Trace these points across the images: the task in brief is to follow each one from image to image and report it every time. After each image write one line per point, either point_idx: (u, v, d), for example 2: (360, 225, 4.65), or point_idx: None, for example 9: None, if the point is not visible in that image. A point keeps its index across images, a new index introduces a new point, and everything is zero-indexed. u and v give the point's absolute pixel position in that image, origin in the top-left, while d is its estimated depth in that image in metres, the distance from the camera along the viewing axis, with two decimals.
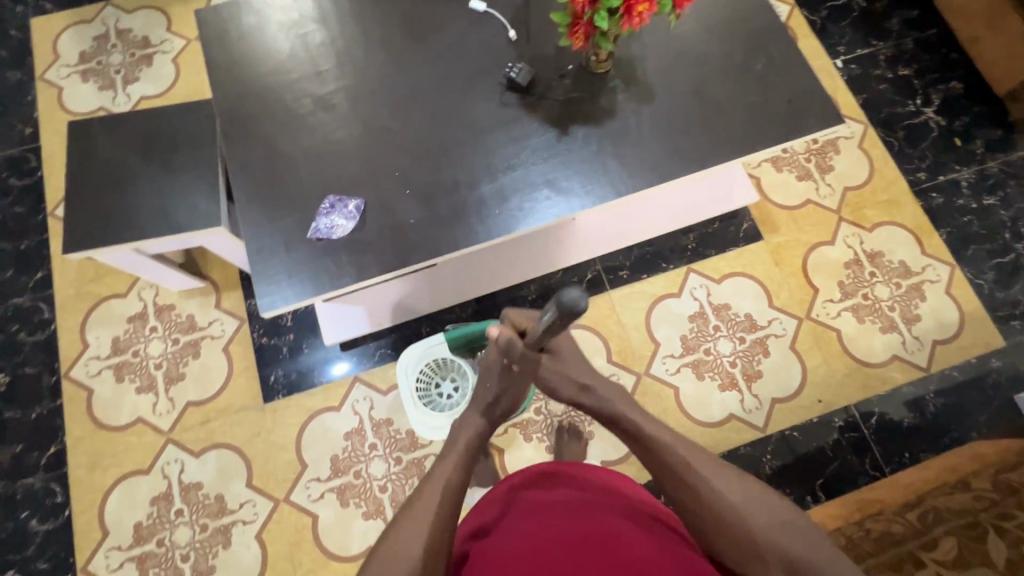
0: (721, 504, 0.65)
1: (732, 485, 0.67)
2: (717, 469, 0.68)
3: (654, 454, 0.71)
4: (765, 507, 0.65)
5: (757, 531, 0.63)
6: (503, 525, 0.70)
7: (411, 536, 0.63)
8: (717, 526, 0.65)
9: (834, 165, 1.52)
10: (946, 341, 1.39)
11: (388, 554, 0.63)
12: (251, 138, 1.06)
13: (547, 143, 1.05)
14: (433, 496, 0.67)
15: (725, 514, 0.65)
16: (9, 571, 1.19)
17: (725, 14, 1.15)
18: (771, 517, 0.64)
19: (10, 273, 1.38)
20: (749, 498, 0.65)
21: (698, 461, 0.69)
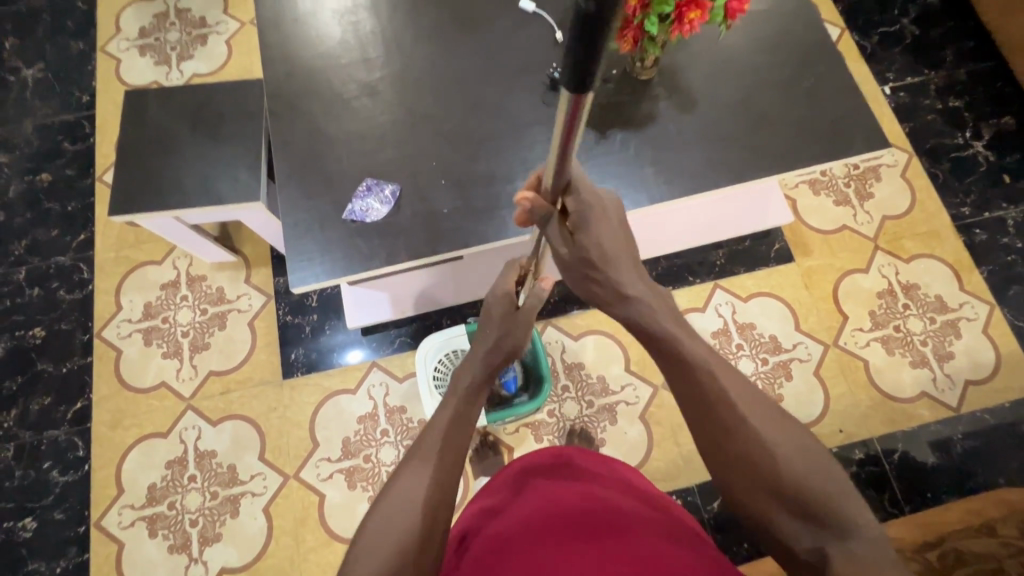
0: (754, 440, 0.58)
1: (767, 423, 0.59)
2: (754, 407, 0.60)
3: (695, 384, 0.62)
4: (798, 455, 0.57)
5: (786, 473, 0.56)
6: (511, 509, 0.69)
7: (420, 479, 0.61)
8: (751, 468, 0.58)
9: (874, 192, 1.49)
10: (980, 382, 1.34)
11: (390, 506, 0.60)
12: (297, 118, 1.09)
13: (585, 144, 1.06)
14: (439, 438, 0.65)
15: (754, 450, 0.58)
16: (27, 518, 1.23)
17: (777, 29, 1.14)
18: (820, 474, 0.55)
19: (56, 233, 1.44)
20: (794, 448, 0.57)
21: (736, 394, 0.61)
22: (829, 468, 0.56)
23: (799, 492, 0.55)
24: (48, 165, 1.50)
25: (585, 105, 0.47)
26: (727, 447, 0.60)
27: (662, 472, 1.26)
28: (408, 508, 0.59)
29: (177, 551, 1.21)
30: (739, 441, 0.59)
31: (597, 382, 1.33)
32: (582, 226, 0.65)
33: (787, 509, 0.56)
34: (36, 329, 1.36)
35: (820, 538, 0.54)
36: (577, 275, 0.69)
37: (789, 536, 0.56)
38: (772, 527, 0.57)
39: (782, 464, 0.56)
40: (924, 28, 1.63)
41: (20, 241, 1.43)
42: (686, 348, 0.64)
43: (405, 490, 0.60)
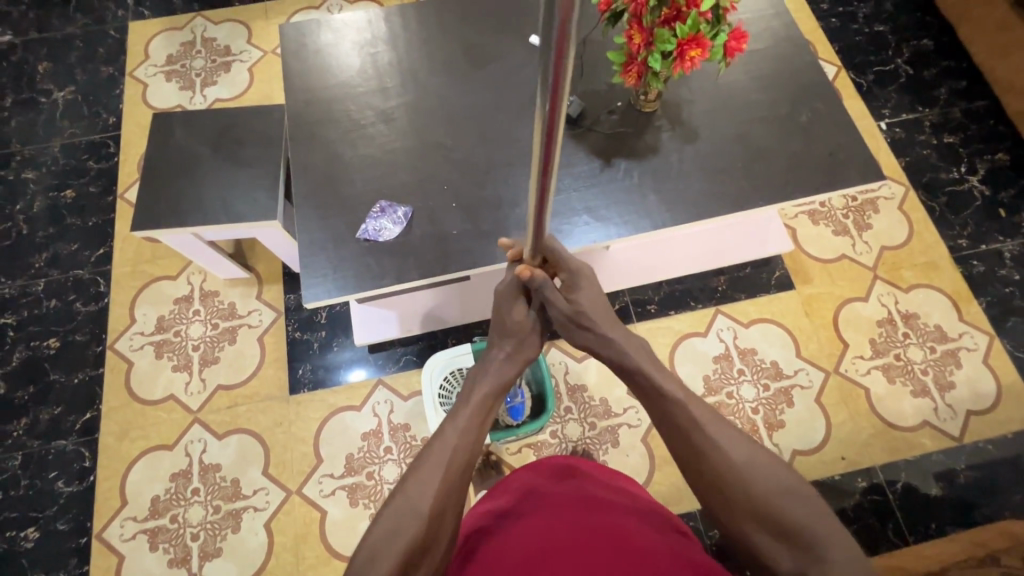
0: (722, 464, 0.61)
1: (736, 445, 0.63)
2: (722, 431, 0.64)
3: (668, 412, 0.68)
4: (771, 475, 0.60)
5: (757, 496, 0.59)
6: (514, 510, 0.70)
7: (424, 491, 0.62)
8: (724, 491, 0.61)
9: (872, 224, 1.53)
10: (982, 412, 1.35)
11: (397, 509, 0.61)
12: (315, 142, 1.14)
13: (591, 172, 1.10)
14: (446, 451, 0.66)
15: (722, 473, 0.61)
16: (30, 528, 1.24)
17: (775, 67, 1.19)
18: (791, 496, 0.58)
19: (76, 247, 1.48)
20: (767, 471, 0.60)
21: (707, 420, 0.65)
22: (802, 491, 0.58)
23: (772, 514, 0.58)
24: (72, 182, 1.55)
25: (566, 85, 0.43)
26: (701, 471, 0.63)
27: (663, 496, 1.26)
28: (412, 519, 0.60)
29: (177, 565, 1.21)
30: (711, 465, 0.62)
31: (599, 405, 1.34)
32: (572, 286, 0.80)
33: (763, 530, 0.58)
34: (51, 339, 1.39)
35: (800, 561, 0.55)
36: (570, 330, 0.80)
37: (770, 559, 0.57)
38: (755, 550, 0.58)
39: (753, 487, 0.59)
40: (917, 68, 1.70)
41: (41, 254, 1.48)
42: (657, 379, 0.71)
43: (410, 500, 0.61)
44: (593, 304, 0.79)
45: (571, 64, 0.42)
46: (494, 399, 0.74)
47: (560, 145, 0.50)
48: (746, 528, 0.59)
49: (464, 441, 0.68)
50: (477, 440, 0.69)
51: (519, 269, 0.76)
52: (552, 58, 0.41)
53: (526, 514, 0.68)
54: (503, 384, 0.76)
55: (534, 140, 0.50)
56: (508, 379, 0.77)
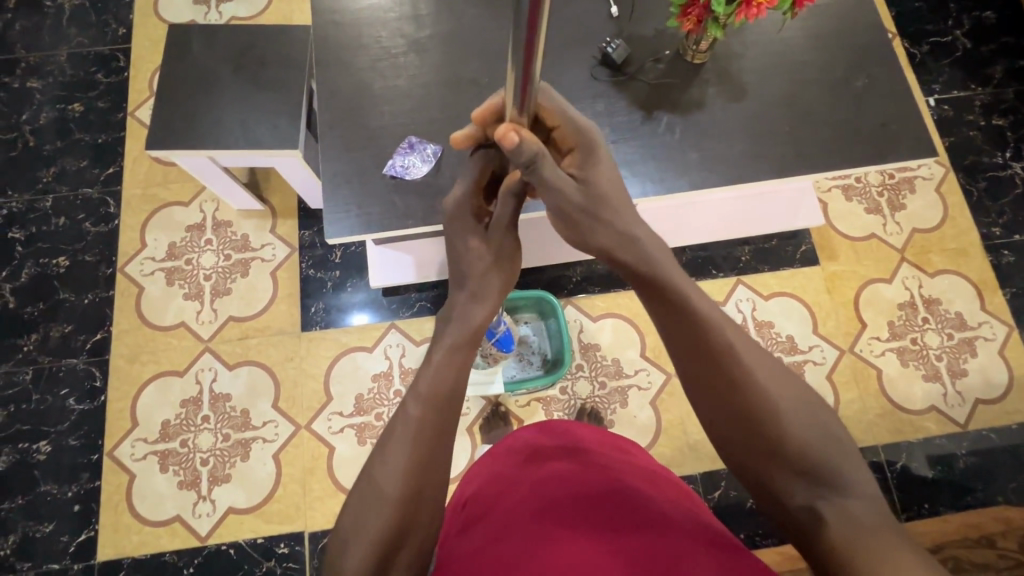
0: (759, 399, 0.58)
1: (772, 376, 0.60)
2: (761, 363, 0.60)
3: (707, 337, 0.61)
4: (805, 417, 0.58)
5: (790, 438, 0.57)
6: (513, 473, 0.71)
7: (392, 466, 0.59)
8: (753, 425, 0.58)
9: (906, 204, 1.48)
10: (990, 401, 1.35)
11: (369, 487, 0.59)
12: (342, 68, 1.07)
13: (631, 123, 1.04)
14: (408, 427, 0.60)
15: (761, 407, 0.58)
16: (42, 441, 1.25)
17: (837, 26, 1.11)
18: (819, 437, 0.57)
19: (85, 164, 1.43)
20: (801, 408, 0.59)
21: (745, 351, 0.61)
22: (832, 431, 0.58)
23: (805, 459, 0.57)
24: (80, 95, 1.48)
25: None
26: (733, 402, 0.59)
27: (666, 458, 1.28)
28: (382, 501, 0.57)
29: (186, 487, 1.23)
30: (745, 396, 0.59)
31: (611, 365, 1.34)
32: (586, 161, 0.71)
33: (786, 468, 0.57)
34: (60, 257, 1.37)
35: (821, 499, 0.55)
36: (585, 225, 0.68)
37: (787, 496, 0.57)
38: (769, 487, 0.58)
39: (788, 426, 0.58)
40: (976, 42, 1.60)
41: (48, 169, 1.43)
42: (695, 301, 0.63)
43: (376, 480, 0.58)
44: (607, 185, 0.70)
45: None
46: (464, 352, 0.66)
47: (544, 33, 0.43)
48: (770, 470, 0.58)
49: (431, 408, 0.61)
50: (446, 398, 0.62)
51: (505, 130, 0.59)
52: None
53: (528, 476, 0.70)
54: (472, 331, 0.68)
55: (512, 29, 0.43)
56: (478, 322, 0.68)
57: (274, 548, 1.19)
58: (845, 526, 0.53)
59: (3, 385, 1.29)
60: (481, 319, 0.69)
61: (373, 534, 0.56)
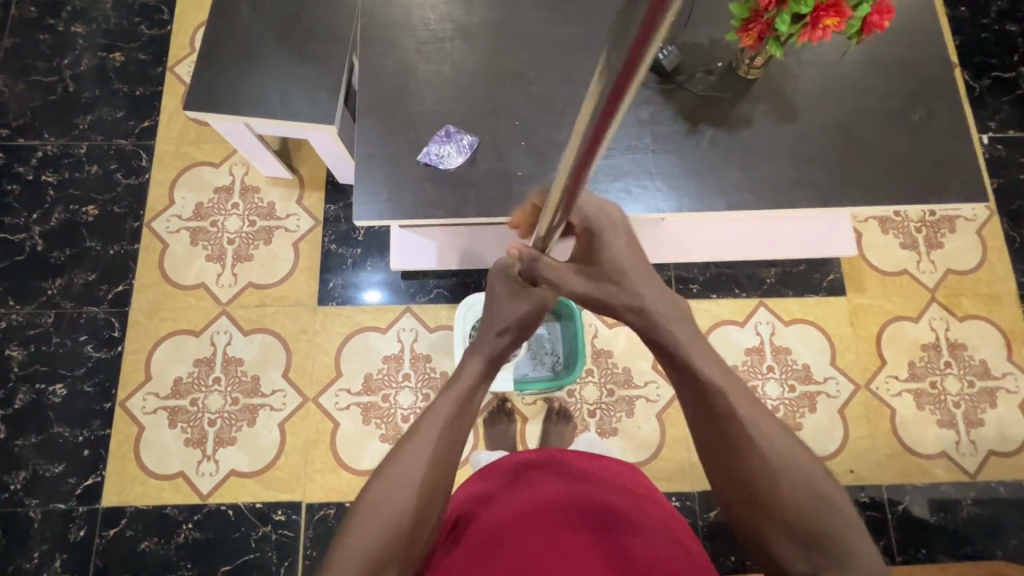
0: (755, 458, 0.57)
1: (772, 434, 0.58)
2: (763, 421, 0.59)
3: (702, 393, 0.61)
4: (805, 477, 0.56)
5: (786, 499, 0.55)
6: (502, 495, 0.74)
7: (414, 460, 0.61)
8: (752, 487, 0.57)
9: (944, 243, 1.43)
10: (1004, 454, 1.32)
11: (390, 480, 0.60)
12: (387, 47, 1.05)
13: (674, 134, 1.02)
14: (433, 427, 0.63)
15: (761, 469, 0.57)
16: (58, 385, 1.28)
17: (899, 53, 1.07)
18: (821, 501, 0.55)
19: (121, 115, 1.44)
20: (798, 468, 0.56)
21: (744, 406, 0.59)
22: (836, 498, 0.55)
23: (803, 523, 0.55)
24: (121, 45, 1.48)
25: (662, 31, 0.30)
26: (730, 461, 0.59)
27: (666, 471, 1.28)
28: (401, 489, 0.59)
29: (192, 445, 1.25)
30: (740, 455, 0.58)
31: (621, 373, 1.33)
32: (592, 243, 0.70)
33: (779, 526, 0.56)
34: (90, 206, 1.38)
35: (812, 560, 0.54)
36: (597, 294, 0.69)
37: (783, 558, 0.56)
38: (769, 548, 0.57)
39: (781, 486, 0.56)
40: None
41: (85, 116, 1.43)
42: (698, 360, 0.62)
43: (398, 471, 0.60)
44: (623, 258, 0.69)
45: (664, 31, 0.31)
46: (477, 386, 0.70)
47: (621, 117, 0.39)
48: (765, 531, 0.57)
49: (460, 406, 0.66)
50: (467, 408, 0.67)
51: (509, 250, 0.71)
52: (631, 33, 0.31)
53: (515, 500, 0.73)
54: (497, 355, 0.72)
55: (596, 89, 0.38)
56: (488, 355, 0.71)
57: (272, 514, 1.22)
58: None
59: (25, 325, 1.31)
60: (503, 347, 0.73)
61: (388, 521, 0.57)
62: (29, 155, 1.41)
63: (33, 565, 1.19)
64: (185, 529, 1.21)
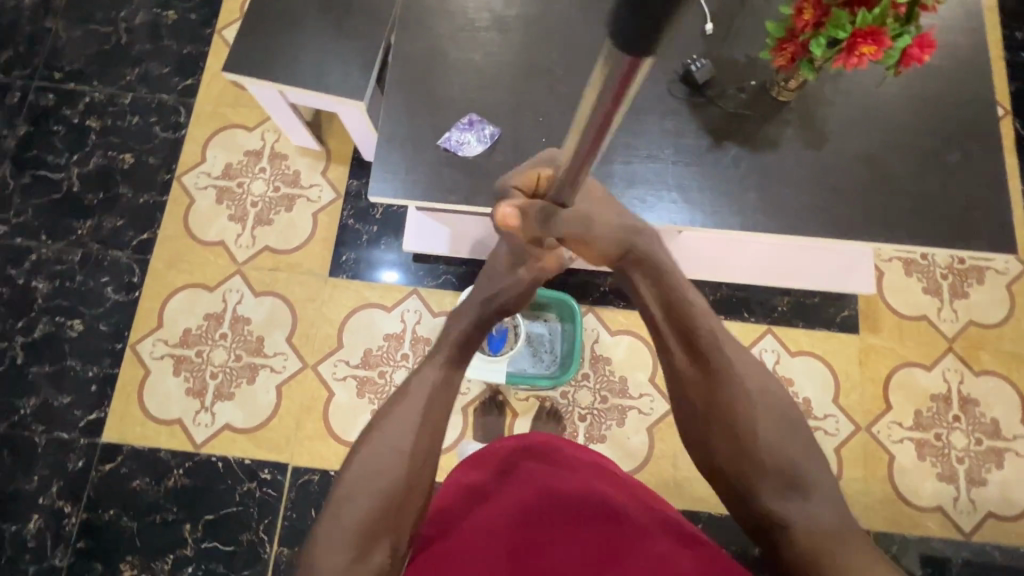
0: (739, 392, 0.65)
1: (749, 373, 0.66)
2: (743, 359, 0.67)
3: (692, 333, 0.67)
4: (779, 406, 0.65)
5: (761, 433, 0.63)
6: (493, 490, 0.76)
7: (400, 430, 0.65)
8: (735, 422, 0.64)
9: (969, 293, 1.39)
10: (1004, 518, 1.27)
11: (377, 449, 0.65)
12: (422, 30, 1.07)
13: (696, 148, 1.01)
14: (421, 392, 0.68)
15: (741, 399, 0.65)
16: (76, 320, 1.34)
17: (941, 91, 1.04)
18: (789, 430, 0.64)
19: (167, 71, 1.49)
20: (768, 406, 0.65)
21: (732, 348, 0.67)
22: (800, 432, 0.64)
23: (777, 456, 0.63)
24: (176, 4, 1.53)
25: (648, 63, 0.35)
26: (720, 398, 0.65)
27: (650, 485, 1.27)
28: (388, 458, 0.64)
29: (192, 395, 1.30)
30: (730, 393, 0.65)
31: (618, 382, 1.32)
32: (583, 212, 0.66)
33: (756, 468, 0.63)
34: (127, 154, 1.44)
35: (787, 500, 0.61)
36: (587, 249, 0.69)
37: (760, 496, 0.62)
38: (746, 485, 0.63)
39: (759, 422, 0.64)
40: None
41: (133, 68, 1.49)
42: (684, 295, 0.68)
43: (390, 442, 0.65)
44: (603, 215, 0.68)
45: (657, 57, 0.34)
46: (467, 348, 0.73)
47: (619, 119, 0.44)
48: (748, 465, 0.63)
49: (443, 372, 0.70)
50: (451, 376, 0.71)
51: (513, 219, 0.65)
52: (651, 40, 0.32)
53: (505, 497, 0.75)
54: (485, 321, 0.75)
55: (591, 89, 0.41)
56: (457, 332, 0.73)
57: (259, 472, 1.25)
58: (813, 531, 0.59)
59: (53, 260, 1.38)
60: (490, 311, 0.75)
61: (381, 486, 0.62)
62: (77, 99, 1.47)
63: (32, 488, 1.25)
64: (176, 474, 1.25)
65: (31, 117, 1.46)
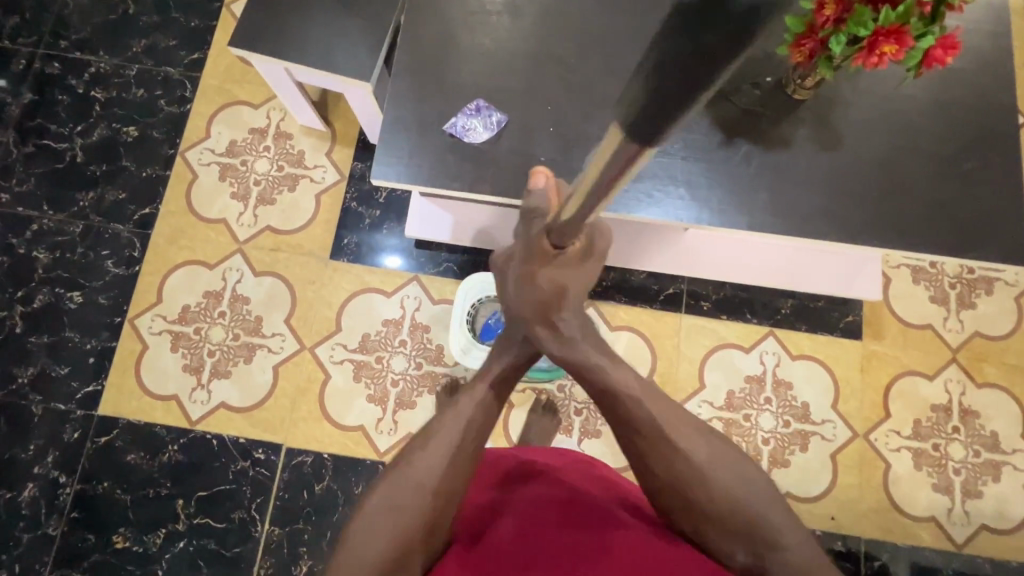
0: (686, 470, 0.64)
1: (698, 442, 0.65)
2: (687, 435, 0.65)
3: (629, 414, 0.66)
4: (736, 476, 0.64)
5: (719, 499, 0.64)
6: (504, 501, 0.76)
7: (432, 463, 0.65)
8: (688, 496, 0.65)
9: (976, 304, 1.37)
10: (997, 530, 1.27)
11: (402, 478, 0.64)
12: (431, 11, 1.05)
13: (707, 144, 0.99)
14: (458, 422, 0.67)
15: (691, 478, 0.64)
16: (76, 292, 1.34)
17: (961, 96, 1.01)
18: (750, 495, 0.63)
19: (173, 44, 1.47)
20: (723, 469, 0.64)
21: (669, 425, 0.66)
22: (762, 492, 0.64)
23: (736, 524, 0.63)
24: None
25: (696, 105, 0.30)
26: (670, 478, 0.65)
27: None
28: (416, 488, 0.63)
29: (189, 372, 1.30)
30: (678, 470, 0.65)
31: None
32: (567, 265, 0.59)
33: (722, 532, 0.64)
34: (131, 127, 1.43)
35: (757, 557, 0.63)
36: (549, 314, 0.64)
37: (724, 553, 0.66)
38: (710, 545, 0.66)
39: (715, 496, 0.64)
40: None
41: (140, 40, 1.47)
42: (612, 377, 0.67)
43: (417, 473, 0.64)
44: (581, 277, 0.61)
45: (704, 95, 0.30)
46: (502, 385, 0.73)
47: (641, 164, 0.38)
48: (705, 530, 0.66)
49: (482, 409, 0.69)
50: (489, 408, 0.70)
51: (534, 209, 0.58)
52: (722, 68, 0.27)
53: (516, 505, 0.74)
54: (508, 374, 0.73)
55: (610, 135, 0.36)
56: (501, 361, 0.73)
57: (252, 451, 1.26)
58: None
59: (54, 231, 1.37)
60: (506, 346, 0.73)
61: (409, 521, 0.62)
62: (82, 69, 1.46)
63: (27, 457, 1.25)
64: (170, 450, 1.26)
65: (35, 85, 1.45)
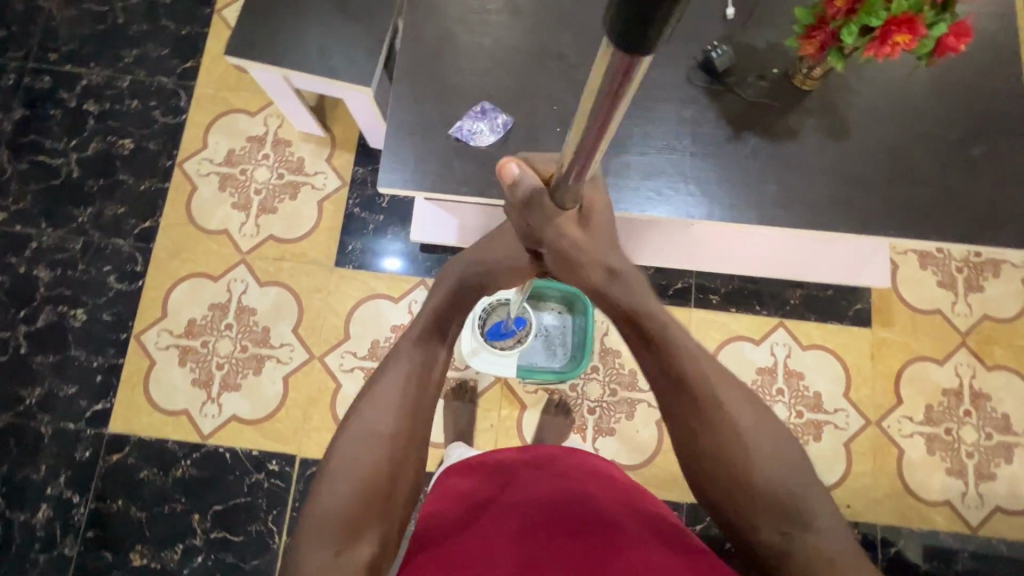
0: (729, 433, 0.63)
1: (743, 409, 0.65)
2: (734, 396, 0.65)
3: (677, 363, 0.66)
4: (776, 447, 0.64)
5: (758, 470, 0.62)
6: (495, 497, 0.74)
7: (382, 403, 0.65)
8: (728, 463, 0.63)
9: (984, 287, 1.37)
10: (1011, 512, 1.27)
11: (357, 431, 0.64)
12: (430, 12, 1.03)
13: (715, 137, 0.98)
14: (400, 368, 0.68)
15: (729, 440, 0.63)
16: (79, 310, 1.32)
17: (968, 80, 1.00)
18: (790, 472, 0.63)
19: (165, 53, 1.44)
20: (765, 441, 0.64)
21: (723, 392, 0.65)
22: (802, 473, 0.63)
23: (775, 502, 0.61)
24: None
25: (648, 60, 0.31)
26: (707, 439, 0.64)
27: (658, 478, 1.27)
28: (369, 437, 0.63)
29: (198, 386, 1.29)
30: (720, 428, 0.64)
31: (627, 375, 1.31)
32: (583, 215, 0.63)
33: (756, 505, 0.62)
34: (127, 140, 1.40)
35: (785, 535, 0.61)
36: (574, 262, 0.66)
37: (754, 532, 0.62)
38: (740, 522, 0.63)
39: (757, 466, 0.62)
40: None
41: (131, 50, 1.44)
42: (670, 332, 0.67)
43: (367, 421, 0.64)
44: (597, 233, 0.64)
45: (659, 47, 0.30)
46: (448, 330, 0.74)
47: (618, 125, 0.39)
48: (739, 502, 0.63)
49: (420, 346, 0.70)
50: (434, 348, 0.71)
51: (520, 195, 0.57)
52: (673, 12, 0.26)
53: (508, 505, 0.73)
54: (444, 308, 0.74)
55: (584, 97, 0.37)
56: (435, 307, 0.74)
57: (266, 463, 1.25)
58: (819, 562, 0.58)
59: (53, 248, 1.35)
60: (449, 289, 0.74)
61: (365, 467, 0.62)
62: (74, 82, 1.43)
63: (39, 477, 1.24)
64: (183, 465, 1.25)
65: (26, 100, 1.42)
